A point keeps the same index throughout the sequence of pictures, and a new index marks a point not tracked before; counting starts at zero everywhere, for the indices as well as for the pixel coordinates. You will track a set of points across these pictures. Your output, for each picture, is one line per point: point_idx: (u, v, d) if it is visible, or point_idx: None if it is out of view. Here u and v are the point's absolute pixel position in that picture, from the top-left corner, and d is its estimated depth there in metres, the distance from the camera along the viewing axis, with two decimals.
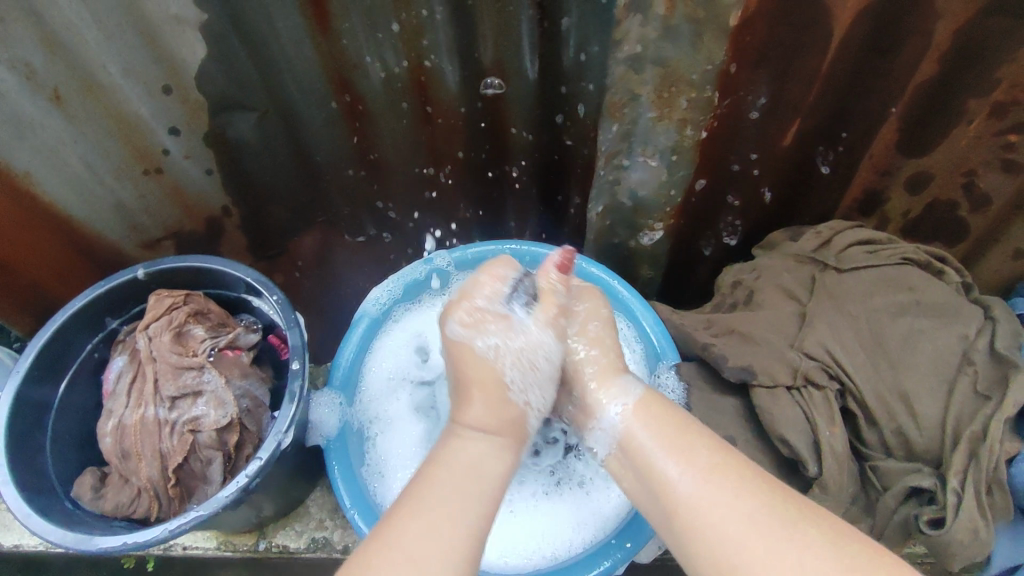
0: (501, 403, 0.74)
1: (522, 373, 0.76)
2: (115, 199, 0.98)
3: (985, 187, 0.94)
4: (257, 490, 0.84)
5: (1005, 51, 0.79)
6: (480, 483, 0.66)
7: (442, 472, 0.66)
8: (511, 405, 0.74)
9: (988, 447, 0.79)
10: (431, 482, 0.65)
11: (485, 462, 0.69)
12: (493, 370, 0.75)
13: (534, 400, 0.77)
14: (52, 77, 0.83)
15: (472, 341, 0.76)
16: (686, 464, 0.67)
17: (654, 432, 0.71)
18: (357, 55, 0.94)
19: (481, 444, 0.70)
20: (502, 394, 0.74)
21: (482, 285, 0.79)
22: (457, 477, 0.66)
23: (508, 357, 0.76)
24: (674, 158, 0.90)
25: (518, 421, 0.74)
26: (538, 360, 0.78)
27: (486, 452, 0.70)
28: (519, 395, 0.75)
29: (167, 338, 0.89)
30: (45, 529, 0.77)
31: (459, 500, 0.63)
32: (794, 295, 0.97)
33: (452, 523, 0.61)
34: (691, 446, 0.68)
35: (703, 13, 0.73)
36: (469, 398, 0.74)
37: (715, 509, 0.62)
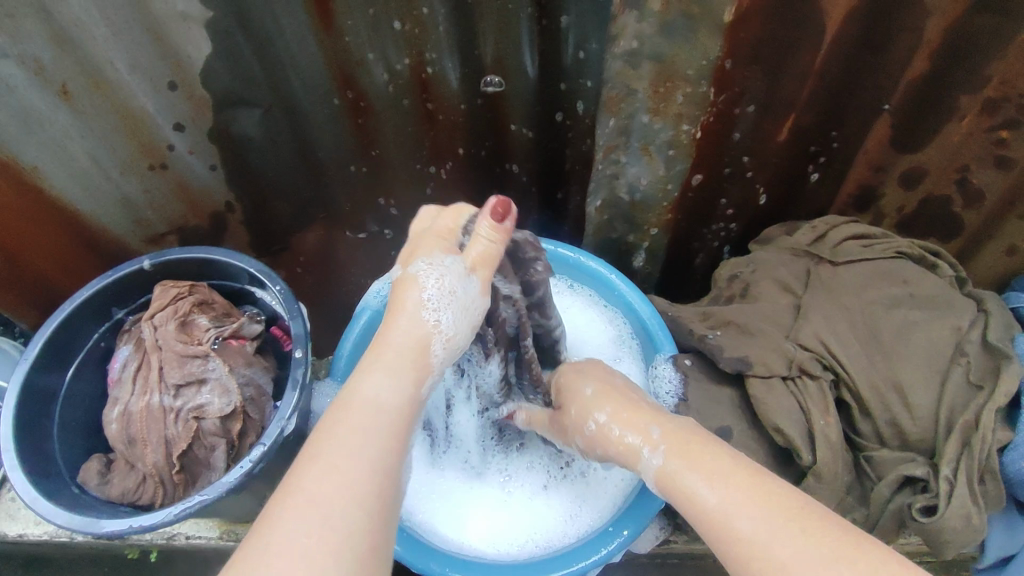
0: (412, 321, 0.71)
1: (441, 295, 0.72)
2: (121, 194, 1.00)
3: (978, 182, 0.96)
4: (259, 477, 0.85)
5: (994, 47, 0.81)
6: (386, 418, 0.61)
7: (347, 413, 0.60)
8: (420, 323, 0.71)
9: (980, 435, 0.80)
10: (338, 424, 0.59)
11: (386, 395, 0.63)
12: (414, 289, 0.73)
13: (445, 324, 0.71)
14: (61, 72, 0.85)
15: (410, 264, 0.75)
16: (728, 499, 0.59)
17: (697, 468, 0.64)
18: (360, 52, 0.96)
19: (383, 374, 0.65)
20: (414, 309, 0.71)
21: (438, 225, 0.79)
22: (358, 418, 0.60)
23: (433, 278, 0.73)
24: (671, 153, 0.91)
25: (421, 344, 0.69)
26: (461, 288, 0.74)
27: (387, 383, 0.64)
28: (430, 314, 0.71)
29: (172, 327, 0.91)
30: (51, 512, 0.78)
31: (365, 441, 0.58)
32: (790, 289, 0.98)
33: (353, 462, 0.56)
34: (733, 479, 0.61)
35: (698, 9, 0.75)
36: (392, 315, 0.72)
37: (767, 548, 0.54)
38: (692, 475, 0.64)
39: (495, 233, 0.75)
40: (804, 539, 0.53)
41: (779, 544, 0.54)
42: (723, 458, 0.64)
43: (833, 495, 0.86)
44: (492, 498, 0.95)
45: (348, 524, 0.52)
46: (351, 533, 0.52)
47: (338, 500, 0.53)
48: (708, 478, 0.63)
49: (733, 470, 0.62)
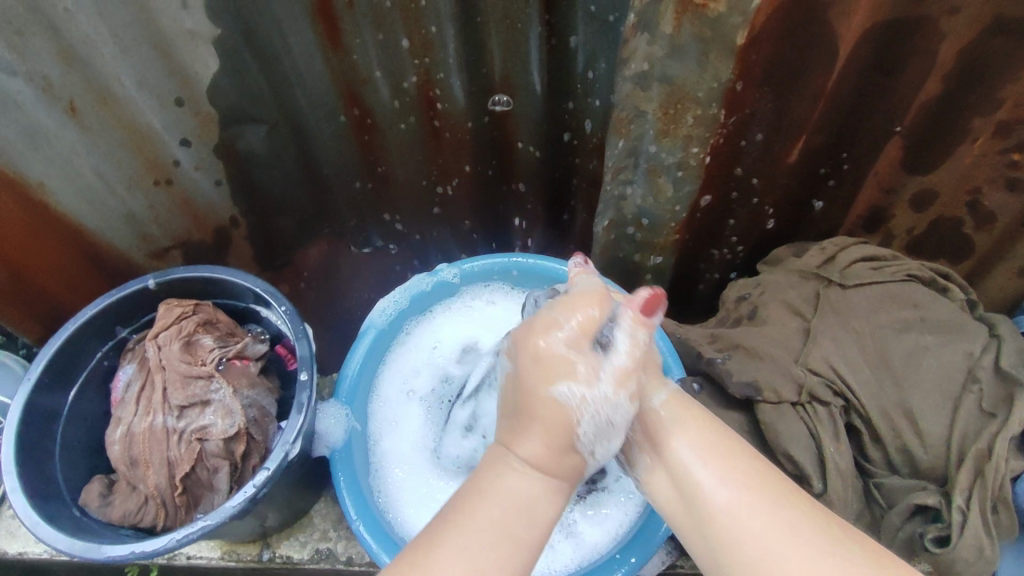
0: (563, 452, 0.63)
1: (596, 427, 0.64)
2: (126, 209, 1.00)
3: (989, 205, 0.94)
4: (263, 500, 0.84)
5: (1007, 71, 0.80)
6: (533, 529, 0.59)
7: (491, 510, 0.59)
8: (574, 455, 0.64)
9: (994, 465, 0.79)
10: (475, 513, 0.58)
11: (542, 504, 0.61)
12: (565, 414, 0.63)
13: (599, 453, 0.66)
14: (68, 90, 0.85)
15: (552, 384, 0.63)
16: (723, 471, 0.62)
17: (688, 436, 0.66)
18: (368, 70, 0.95)
19: (535, 479, 0.62)
20: (569, 442, 0.63)
21: (571, 312, 0.65)
22: (509, 520, 0.58)
23: (589, 408, 0.63)
24: (680, 174, 0.90)
25: (576, 471, 0.65)
26: (614, 416, 0.65)
27: (540, 493, 0.61)
28: (586, 446, 0.65)
29: (176, 347, 0.90)
30: (53, 537, 0.78)
31: (512, 547, 0.57)
32: (798, 311, 0.97)
33: (500, 562, 0.56)
34: (734, 454, 0.63)
35: (709, 32, 0.74)
36: (529, 427, 0.63)
37: (753, 520, 0.58)
38: (685, 441, 0.66)
39: (642, 328, 0.67)
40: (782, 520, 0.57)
41: (769, 517, 0.58)
42: (727, 440, 0.65)
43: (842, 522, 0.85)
44: None
45: None
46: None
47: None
48: (704, 449, 0.65)
49: (729, 443, 0.65)
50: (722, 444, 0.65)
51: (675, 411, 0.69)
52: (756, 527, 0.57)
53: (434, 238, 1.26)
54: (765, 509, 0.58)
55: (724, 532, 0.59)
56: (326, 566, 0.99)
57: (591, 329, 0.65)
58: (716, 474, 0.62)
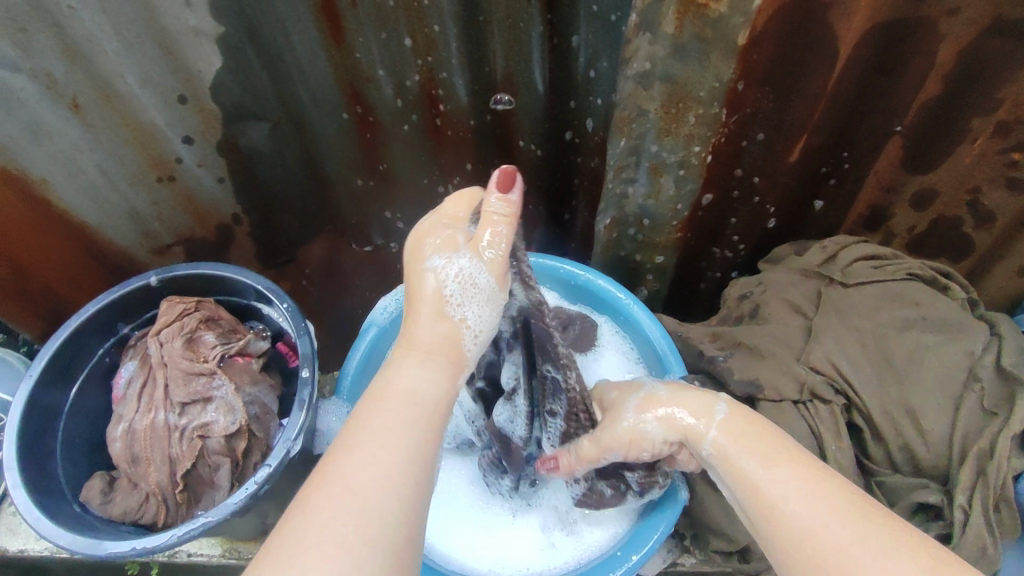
0: (438, 314, 0.67)
1: (464, 291, 0.68)
2: (128, 206, 1.00)
3: (990, 204, 0.94)
4: (264, 498, 0.84)
5: (1008, 72, 0.80)
6: (423, 409, 0.58)
7: (379, 407, 0.57)
8: (446, 320, 0.67)
9: (995, 464, 0.79)
10: (366, 415, 0.56)
11: (424, 387, 0.60)
12: (434, 288, 0.68)
13: (472, 318, 0.68)
14: (72, 86, 0.85)
15: (426, 258, 0.69)
16: (776, 478, 0.59)
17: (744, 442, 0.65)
18: (370, 68, 0.95)
19: (415, 362, 0.63)
20: (439, 306, 0.67)
21: (447, 212, 0.72)
22: (395, 410, 0.57)
23: (454, 270, 0.68)
24: (681, 173, 0.91)
25: (451, 341, 0.66)
26: (480, 279, 0.68)
27: (421, 375, 0.61)
28: (455, 308, 0.67)
29: (178, 344, 0.90)
30: (54, 534, 0.78)
31: (403, 428, 0.55)
32: (800, 309, 0.97)
33: (395, 450, 0.53)
34: (786, 458, 0.61)
35: (711, 32, 0.74)
36: (416, 308, 0.68)
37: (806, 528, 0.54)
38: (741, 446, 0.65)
39: (507, 205, 0.68)
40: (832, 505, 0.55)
41: (813, 508, 0.55)
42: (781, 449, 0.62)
43: None
44: (471, 508, 0.95)
45: (387, 517, 0.49)
46: (386, 528, 0.49)
47: (377, 490, 0.50)
48: (761, 458, 0.62)
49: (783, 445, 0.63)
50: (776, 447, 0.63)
51: (730, 427, 0.68)
52: (808, 533, 0.54)
53: None
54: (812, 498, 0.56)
55: (783, 530, 0.56)
56: None
57: (467, 202, 0.73)
58: (770, 479, 0.59)
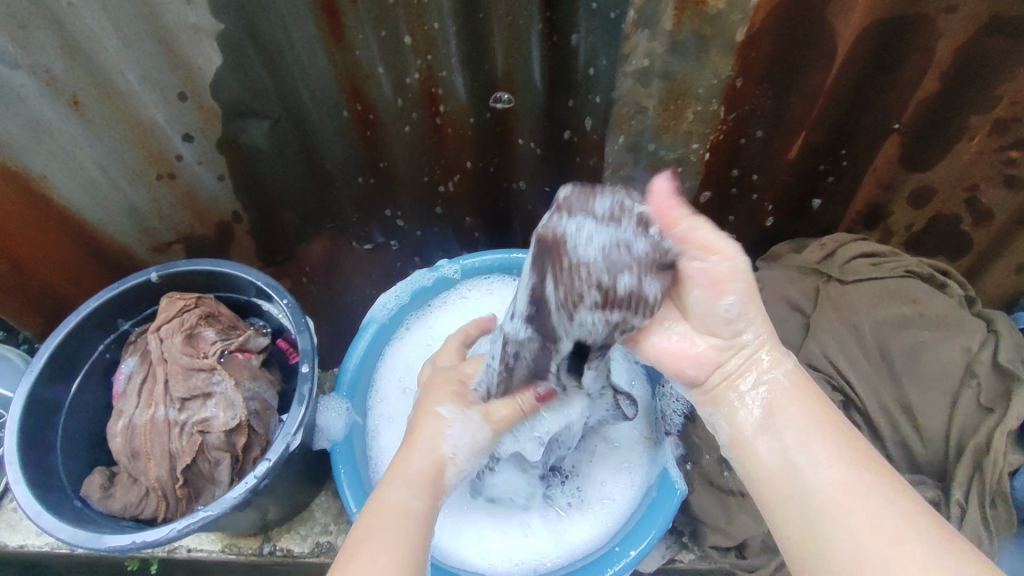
0: (430, 449, 0.69)
1: (462, 432, 0.72)
2: (127, 202, 1.00)
3: (987, 202, 0.95)
4: (264, 493, 0.85)
5: (1005, 69, 0.80)
6: (414, 519, 0.61)
7: (374, 519, 0.59)
8: (439, 451, 0.70)
9: (992, 460, 0.79)
10: (364, 526, 0.59)
11: (414, 499, 0.63)
12: (436, 423, 0.72)
13: (460, 459, 0.71)
14: (71, 82, 0.86)
15: (437, 403, 0.75)
16: (833, 466, 0.58)
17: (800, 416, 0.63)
18: (370, 66, 0.95)
19: (407, 482, 0.65)
20: (432, 441, 0.70)
21: (459, 371, 0.82)
22: (390, 519, 0.59)
23: (456, 416, 0.73)
24: (680, 170, 0.91)
25: (436, 469, 0.68)
26: (479, 432, 0.73)
27: (410, 489, 0.64)
28: (449, 448, 0.71)
29: (178, 340, 0.90)
30: (55, 527, 0.78)
31: (398, 536, 0.58)
32: (798, 307, 0.99)
33: (392, 555, 0.56)
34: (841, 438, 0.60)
35: (709, 29, 0.75)
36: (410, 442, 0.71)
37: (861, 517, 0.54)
38: (800, 420, 0.62)
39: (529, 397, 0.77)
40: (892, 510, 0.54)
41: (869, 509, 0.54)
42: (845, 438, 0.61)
43: None
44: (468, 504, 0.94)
45: None
46: None
47: None
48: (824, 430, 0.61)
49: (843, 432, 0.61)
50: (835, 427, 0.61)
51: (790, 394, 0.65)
52: (865, 515, 0.54)
53: (435, 234, 1.26)
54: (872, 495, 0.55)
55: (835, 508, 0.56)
56: (326, 559, 0.99)
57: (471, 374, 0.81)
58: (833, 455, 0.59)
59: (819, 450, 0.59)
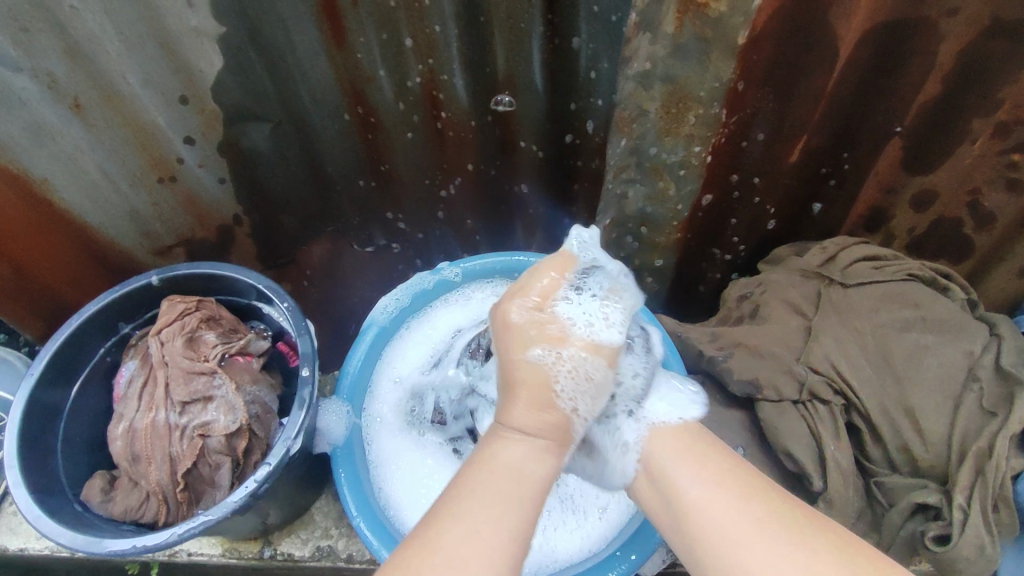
0: (542, 406, 0.65)
1: (574, 383, 0.67)
2: (129, 206, 1.00)
3: (989, 205, 0.95)
4: (264, 497, 0.84)
5: (1008, 73, 0.80)
6: (530, 487, 0.59)
7: (482, 475, 0.59)
8: (557, 412, 0.65)
9: (994, 464, 0.79)
10: (472, 483, 0.58)
11: (529, 464, 0.61)
12: (544, 377, 0.66)
13: (582, 410, 0.67)
14: (73, 86, 0.85)
15: (527, 349, 0.68)
16: (713, 488, 0.60)
17: (672, 447, 0.66)
18: (372, 69, 0.95)
19: (525, 441, 0.63)
20: (549, 402, 0.65)
21: (532, 291, 0.72)
22: (499, 477, 0.59)
23: (565, 363, 0.68)
24: (682, 173, 0.91)
25: (561, 429, 0.65)
26: (591, 372, 0.69)
27: (527, 454, 0.62)
28: (568, 403, 0.66)
29: (179, 343, 0.90)
30: (55, 532, 0.78)
31: (505, 504, 0.57)
32: (800, 309, 0.97)
33: (495, 525, 0.55)
34: (706, 457, 0.64)
35: (712, 32, 0.74)
36: (515, 394, 0.66)
37: (742, 536, 0.56)
38: (670, 451, 0.66)
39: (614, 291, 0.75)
40: (752, 516, 0.57)
41: (734, 517, 0.57)
42: (719, 459, 0.64)
43: (844, 521, 0.85)
44: None
45: None
46: None
47: (476, 565, 0.52)
48: (686, 457, 0.65)
49: (713, 452, 0.65)
50: (704, 449, 0.65)
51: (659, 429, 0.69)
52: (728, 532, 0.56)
53: (437, 237, 1.26)
54: (737, 507, 0.58)
55: (705, 532, 0.58)
56: (327, 563, 0.99)
57: (551, 295, 0.72)
58: (694, 479, 0.62)
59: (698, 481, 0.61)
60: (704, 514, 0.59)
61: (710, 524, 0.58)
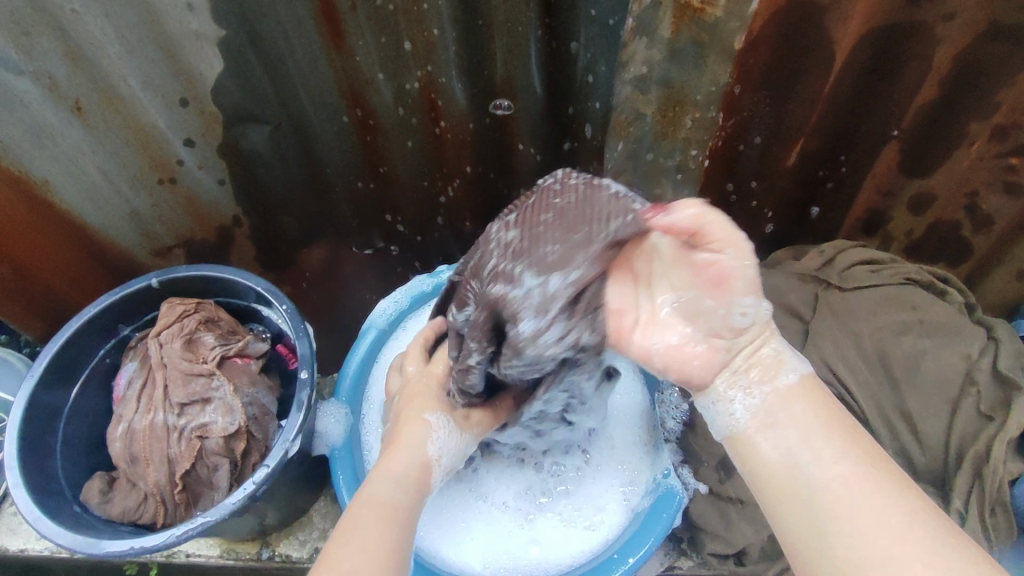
0: (414, 449, 0.72)
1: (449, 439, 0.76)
2: (130, 207, 1.01)
3: (988, 208, 0.94)
4: (262, 498, 0.85)
5: (1004, 76, 0.80)
6: (399, 518, 0.63)
7: (362, 511, 0.62)
8: (422, 453, 0.72)
9: (991, 467, 0.79)
10: (356, 520, 0.61)
11: (399, 498, 0.65)
12: (416, 433, 0.74)
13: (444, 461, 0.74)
14: (73, 89, 0.86)
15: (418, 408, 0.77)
16: (842, 449, 0.56)
17: (813, 416, 0.59)
18: (370, 71, 0.96)
19: (397, 482, 0.67)
20: (415, 443, 0.73)
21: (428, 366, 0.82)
22: (375, 517, 0.61)
23: (443, 422, 0.76)
24: (679, 177, 0.92)
25: (425, 467, 0.72)
26: (461, 438, 0.78)
27: (395, 488, 0.66)
28: (435, 450, 0.74)
29: (178, 345, 0.91)
30: (54, 532, 0.78)
31: (379, 530, 0.60)
32: (797, 313, 0.98)
33: (372, 553, 0.57)
34: (848, 429, 0.58)
35: (707, 36, 0.75)
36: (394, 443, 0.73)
37: (860, 502, 0.53)
38: (808, 417, 0.59)
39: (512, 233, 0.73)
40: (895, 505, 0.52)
41: (878, 504, 0.52)
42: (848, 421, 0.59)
43: None
44: (483, 516, 0.93)
45: None
46: None
47: None
48: (827, 424, 0.58)
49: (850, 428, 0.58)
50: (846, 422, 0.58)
51: (804, 394, 0.60)
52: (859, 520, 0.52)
53: (436, 239, 1.27)
54: (877, 492, 0.53)
55: (837, 510, 0.53)
56: None
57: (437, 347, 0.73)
58: (835, 450, 0.56)
59: (832, 447, 0.56)
60: (823, 471, 0.55)
61: (823, 483, 0.55)
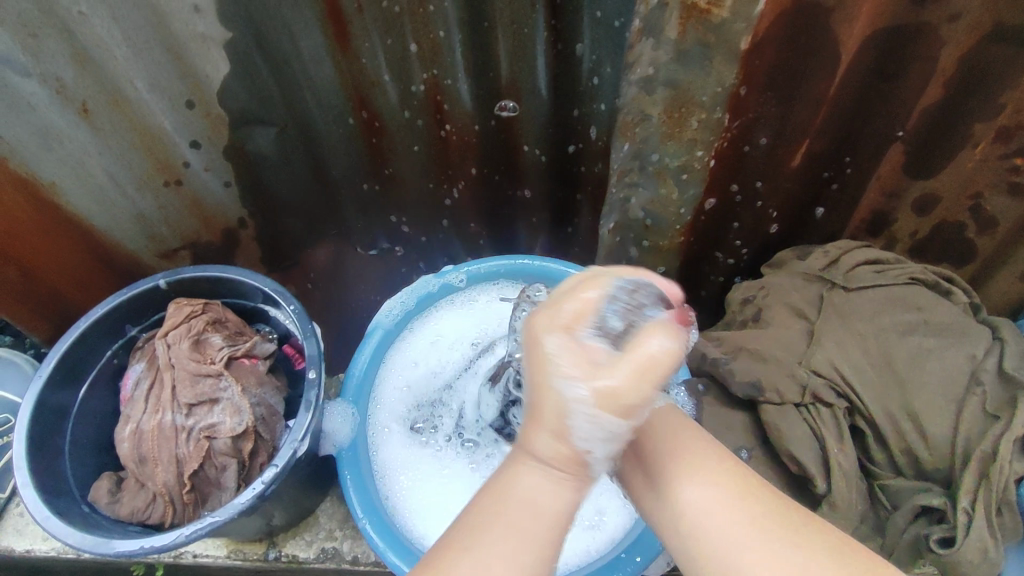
0: (558, 438, 0.54)
1: (592, 424, 0.53)
2: (136, 209, 1.01)
3: (992, 209, 0.95)
4: (270, 498, 0.85)
5: (1008, 78, 0.80)
6: (545, 527, 0.54)
7: (509, 504, 0.55)
8: (567, 447, 0.54)
9: (997, 467, 0.79)
10: (501, 509, 0.54)
11: (544, 497, 0.55)
12: (557, 412, 0.54)
13: (599, 453, 0.55)
14: (81, 91, 0.86)
15: (553, 379, 0.54)
16: (699, 469, 0.61)
17: (673, 440, 0.64)
18: (377, 73, 0.96)
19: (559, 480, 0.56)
20: (558, 434, 0.54)
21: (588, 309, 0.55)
22: (520, 513, 0.54)
23: (585, 413, 0.53)
24: (684, 177, 0.92)
25: (575, 468, 0.55)
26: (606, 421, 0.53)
27: (546, 489, 0.55)
28: (580, 442, 0.54)
29: (185, 346, 0.91)
30: (63, 532, 0.78)
31: (517, 536, 0.53)
32: (802, 313, 0.97)
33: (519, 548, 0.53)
34: (702, 449, 0.63)
35: (713, 37, 0.75)
36: (536, 419, 0.56)
37: (721, 520, 0.57)
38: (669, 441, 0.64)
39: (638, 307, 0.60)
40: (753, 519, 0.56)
41: (735, 517, 0.56)
42: (707, 440, 0.64)
43: (848, 524, 0.86)
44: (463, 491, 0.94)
45: None
46: None
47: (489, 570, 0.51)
48: (684, 445, 0.63)
49: (707, 446, 0.63)
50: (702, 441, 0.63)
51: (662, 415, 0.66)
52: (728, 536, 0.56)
53: (440, 240, 1.27)
54: (733, 503, 0.57)
55: (703, 534, 0.57)
56: (330, 565, 0.99)
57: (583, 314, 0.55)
58: (691, 472, 0.61)
59: (685, 468, 0.61)
60: (687, 495, 0.60)
61: (688, 505, 0.59)
